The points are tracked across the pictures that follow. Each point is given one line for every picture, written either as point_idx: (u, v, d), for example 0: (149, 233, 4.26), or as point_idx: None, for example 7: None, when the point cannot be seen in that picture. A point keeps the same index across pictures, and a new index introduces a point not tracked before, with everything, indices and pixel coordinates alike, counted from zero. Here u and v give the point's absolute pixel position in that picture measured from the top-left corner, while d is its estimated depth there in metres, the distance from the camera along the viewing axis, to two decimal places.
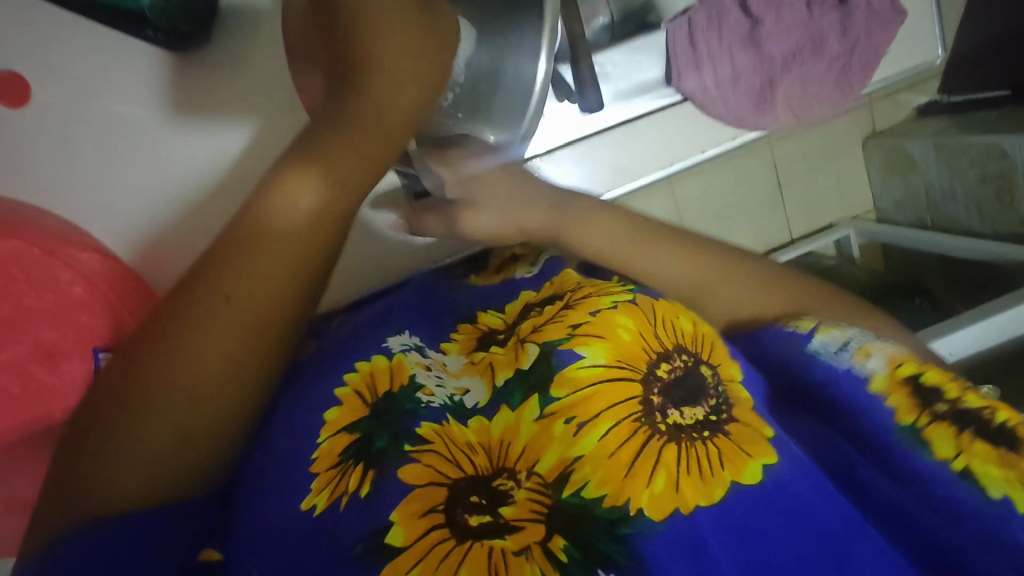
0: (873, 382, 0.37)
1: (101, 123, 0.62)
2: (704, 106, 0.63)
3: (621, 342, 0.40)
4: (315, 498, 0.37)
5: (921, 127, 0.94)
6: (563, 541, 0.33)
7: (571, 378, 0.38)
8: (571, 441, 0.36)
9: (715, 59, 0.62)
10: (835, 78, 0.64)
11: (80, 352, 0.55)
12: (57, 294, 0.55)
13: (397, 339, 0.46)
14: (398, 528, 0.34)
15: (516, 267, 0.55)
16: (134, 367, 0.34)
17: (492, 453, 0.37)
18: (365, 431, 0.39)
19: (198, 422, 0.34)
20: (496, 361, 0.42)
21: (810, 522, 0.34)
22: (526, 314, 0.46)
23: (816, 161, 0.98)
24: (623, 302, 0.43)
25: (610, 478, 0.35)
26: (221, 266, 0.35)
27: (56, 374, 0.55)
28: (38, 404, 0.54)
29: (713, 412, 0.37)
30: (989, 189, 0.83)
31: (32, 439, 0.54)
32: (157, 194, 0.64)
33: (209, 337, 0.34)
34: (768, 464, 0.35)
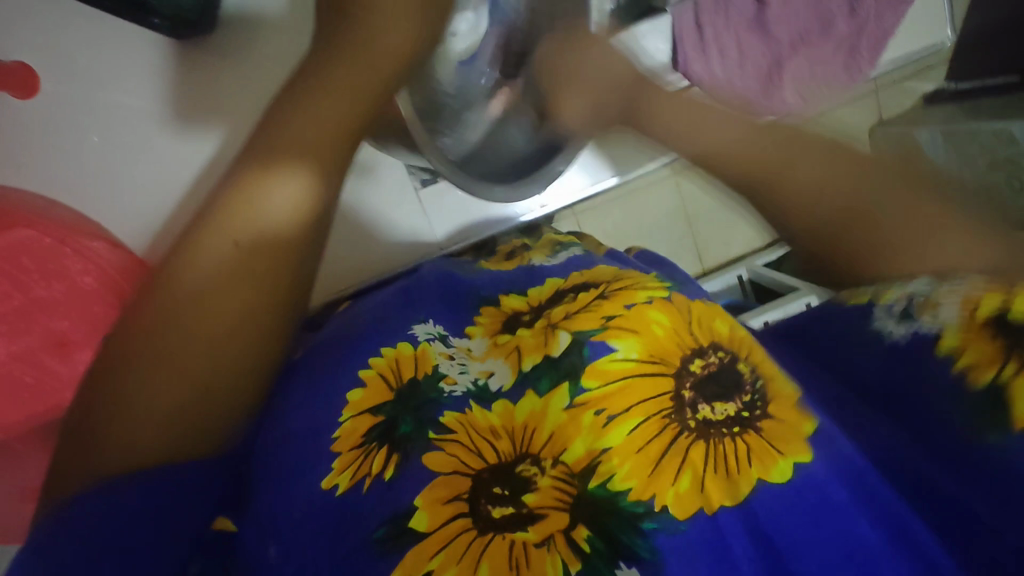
0: (942, 343, 0.38)
1: (108, 117, 0.62)
2: (715, 91, 0.62)
3: (654, 336, 0.41)
4: (336, 478, 0.38)
5: (929, 114, 0.92)
6: (586, 532, 0.34)
7: (605, 371, 0.40)
8: (598, 432, 0.38)
9: (722, 43, 0.62)
10: (845, 61, 0.64)
11: (91, 342, 0.56)
12: (67, 284, 0.55)
13: (421, 329, 0.47)
14: (421, 515, 0.35)
15: (532, 254, 0.57)
16: (144, 323, 0.36)
17: (515, 437, 0.38)
18: (388, 415, 0.40)
19: (201, 372, 0.36)
20: (524, 345, 0.43)
21: (838, 529, 0.35)
22: (556, 299, 0.47)
23: None
24: (657, 298, 0.44)
25: (637, 472, 0.36)
26: (222, 220, 0.39)
27: (66, 363, 0.55)
28: (49, 393, 0.55)
29: (746, 409, 0.38)
30: (1000, 175, 0.82)
31: (43, 428, 0.55)
32: (166, 186, 0.64)
33: (211, 292, 0.36)
34: (800, 462, 0.37)
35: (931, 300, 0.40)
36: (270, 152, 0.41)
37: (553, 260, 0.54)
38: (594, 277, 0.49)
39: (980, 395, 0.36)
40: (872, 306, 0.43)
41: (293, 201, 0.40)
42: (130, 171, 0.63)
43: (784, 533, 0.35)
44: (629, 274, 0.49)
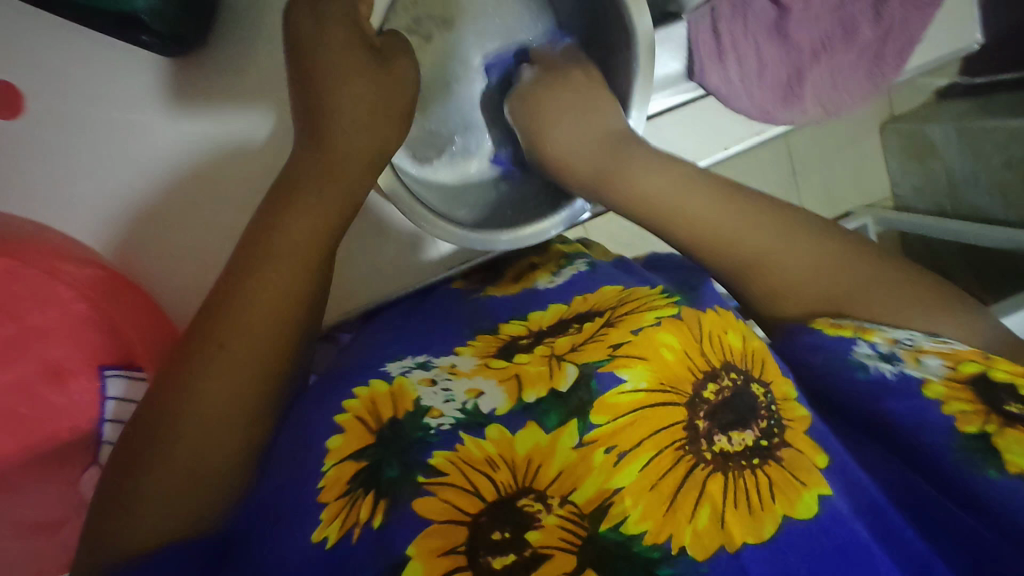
0: (929, 387, 0.39)
1: (104, 133, 0.56)
2: (728, 100, 0.59)
3: (665, 362, 0.40)
4: (326, 530, 0.35)
5: (942, 112, 0.96)
6: (594, 575, 0.33)
7: (614, 404, 0.38)
8: (611, 471, 0.36)
9: (739, 50, 0.58)
10: (866, 66, 0.61)
11: (86, 370, 0.54)
12: (60, 310, 0.52)
13: (396, 364, 0.45)
14: (416, 561, 0.33)
15: (537, 276, 0.55)
16: (150, 422, 0.36)
17: (516, 471, 0.36)
18: (372, 459, 0.37)
19: (213, 453, 0.36)
20: (524, 374, 0.41)
21: (866, 566, 0.35)
22: (560, 327, 0.45)
23: (833, 146, 1.03)
24: (667, 317, 0.42)
25: (652, 512, 0.35)
26: (220, 302, 0.38)
27: (61, 393, 0.54)
28: (44, 423, 0.54)
29: (764, 437, 0.38)
30: (1014, 174, 0.86)
31: (42, 459, 0.54)
32: (139, 197, 0.57)
33: (216, 374, 0.36)
34: (824, 494, 0.36)
35: (917, 351, 0.41)
36: (263, 233, 0.40)
37: (557, 279, 0.52)
38: (598, 302, 0.47)
39: (971, 441, 0.37)
40: (853, 339, 0.42)
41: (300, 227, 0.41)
42: (132, 189, 0.57)
43: (809, 572, 0.34)
44: (635, 292, 0.47)
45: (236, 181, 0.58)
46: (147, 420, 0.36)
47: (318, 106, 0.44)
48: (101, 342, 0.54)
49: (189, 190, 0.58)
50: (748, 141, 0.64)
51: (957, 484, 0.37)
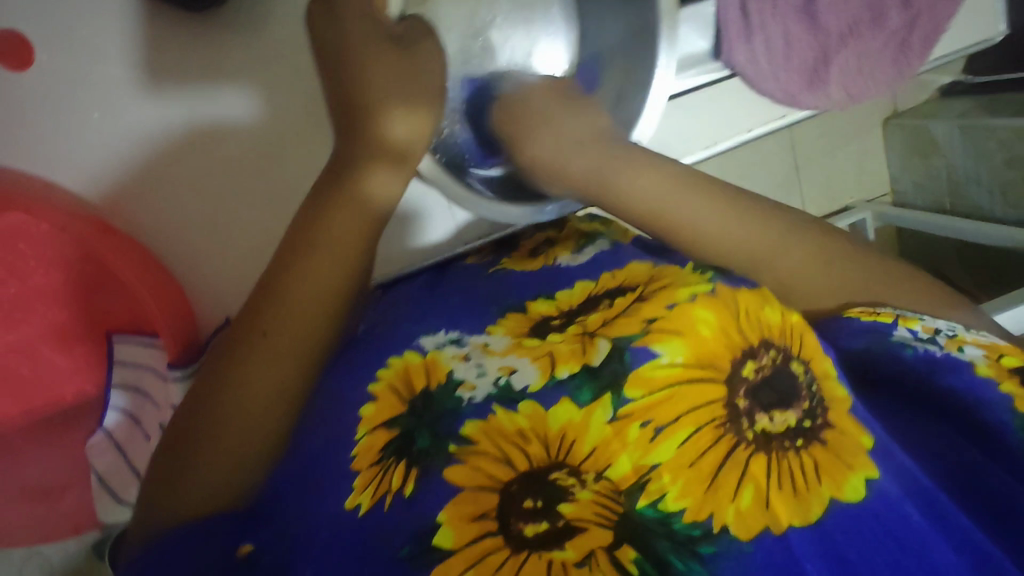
0: (977, 368, 0.39)
1: (109, 90, 0.53)
2: (755, 82, 0.59)
3: (701, 337, 0.38)
4: (359, 497, 0.35)
5: (945, 109, 0.96)
6: (632, 552, 0.31)
7: (649, 378, 0.36)
8: (647, 446, 0.34)
9: (767, 31, 0.58)
10: (893, 54, 0.61)
11: (92, 333, 0.53)
12: (65, 271, 0.51)
13: (429, 339, 0.43)
14: (446, 530, 0.32)
15: (557, 252, 0.53)
16: (195, 403, 0.36)
17: (548, 445, 0.35)
18: (404, 428, 0.37)
19: (249, 437, 0.36)
20: (557, 352, 0.39)
21: (920, 552, 0.33)
22: (592, 304, 0.44)
23: (837, 141, 0.98)
24: (702, 293, 0.40)
25: (693, 490, 0.33)
26: (265, 292, 0.38)
27: (65, 355, 0.53)
28: (47, 387, 0.53)
29: (808, 417, 0.36)
30: (1016, 173, 0.86)
31: (47, 421, 0.53)
32: (143, 154, 0.55)
33: (257, 363, 0.36)
34: (871, 478, 0.35)
35: (958, 340, 0.41)
36: (304, 225, 0.39)
37: (579, 257, 0.51)
38: (629, 278, 0.46)
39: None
40: None
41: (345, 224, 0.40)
42: (137, 149, 0.55)
43: (863, 557, 0.32)
44: (665, 270, 0.46)
45: (251, 149, 0.57)
46: (193, 404, 0.36)
47: (353, 94, 0.43)
48: (109, 305, 0.53)
49: (200, 154, 0.56)
50: (771, 125, 0.63)
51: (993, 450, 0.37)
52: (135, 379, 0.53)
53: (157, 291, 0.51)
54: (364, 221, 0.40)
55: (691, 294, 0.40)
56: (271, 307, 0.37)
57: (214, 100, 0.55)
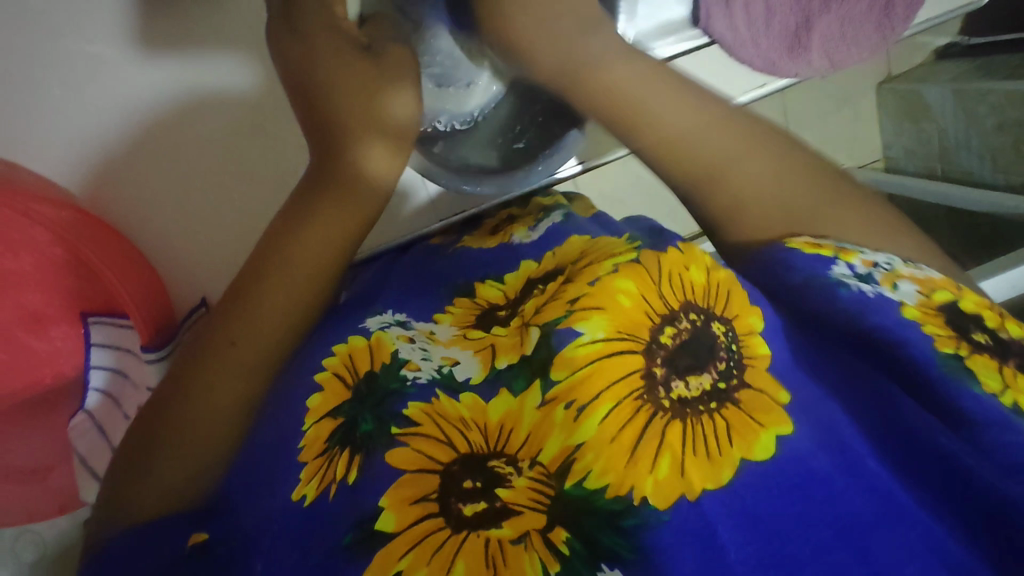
0: (905, 308, 0.34)
1: (74, 66, 0.52)
2: (733, 49, 0.59)
3: (622, 308, 0.36)
4: (305, 487, 0.35)
5: (937, 72, 0.94)
6: (564, 533, 0.31)
7: (570, 360, 0.35)
8: (572, 426, 0.33)
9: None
10: (876, 18, 0.61)
11: (67, 316, 0.53)
12: (36, 254, 0.51)
13: (374, 321, 0.43)
14: (388, 515, 0.32)
15: (514, 229, 0.53)
16: (158, 413, 0.37)
17: (488, 433, 0.35)
18: (348, 415, 0.37)
19: (210, 444, 0.36)
20: (498, 344, 0.39)
21: (826, 502, 0.31)
22: (527, 292, 0.43)
23: (827, 107, 0.95)
24: (625, 263, 0.38)
25: (613, 466, 0.32)
26: (229, 315, 0.38)
27: (44, 338, 0.53)
28: (28, 370, 0.53)
29: (722, 380, 0.34)
30: (1007, 137, 0.86)
31: (26, 404, 0.54)
32: (107, 132, 0.54)
33: (221, 376, 0.37)
34: (782, 435, 0.32)
35: (894, 275, 0.36)
36: (277, 233, 0.40)
37: (534, 232, 0.50)
38: (566, 259, 0.44)
39: (954, 362, 0.32)
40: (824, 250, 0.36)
41: (317, 230, 0.40)
42: (103, 127, 0.54)
43: (771, 513, 0.31)
44: (598, 244, 0.44)
45: (216, 123, 0.55)
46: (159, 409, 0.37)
47: (304, 84, 0.42)
48: (80, 288, 0.53)
49: (167, 130, 0.55)
50: (752, 94, 0.63)
51: (943, 401, 0.32)
52: (121, 364, 0.53)
53: (121, 270, 0.51)
54: (339, 235, 0.40)
55: (613, 265, 0.39)
56: (243, 316, 0.38)
57: (181, 76, 0.54)
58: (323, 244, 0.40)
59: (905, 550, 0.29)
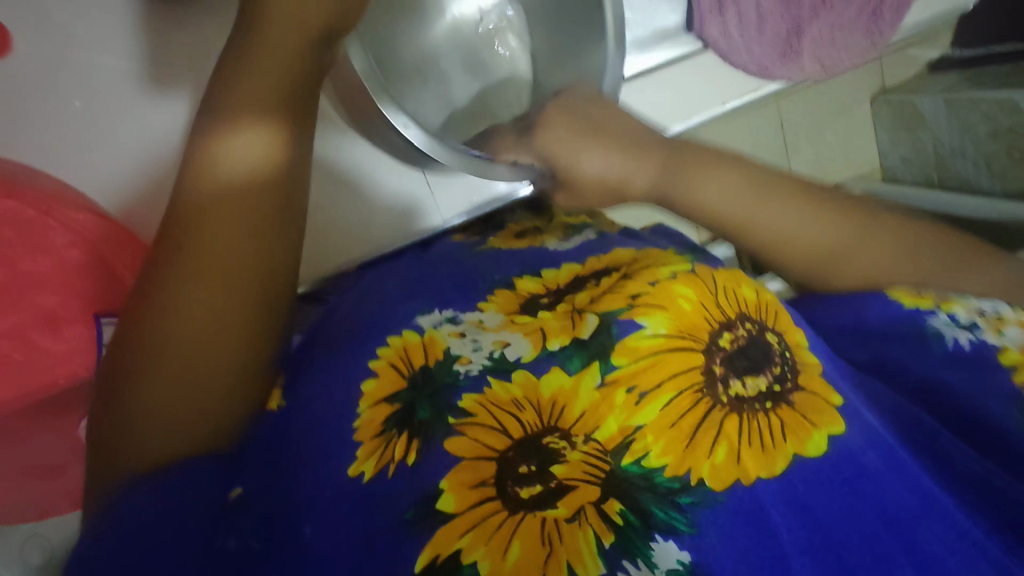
0: (1006, 353, 0.43)
1: (91, 79, 0.54)
2: (727, 55, 0.63)
3: (683, 312, 0.38)
4: (362, 465, 0.35)
5: (932, 83, 0.95)
6: (618, 505, 0.33)
7: (634, 348, 0.36)
8: (632, 409, 0.35)
9: (738, 5, 0.62)
10: (864, 24, 0.67)
11: (82, 318, 0.54)
12: (53, 257, 0.52)
13: (426, 318, 0.42)
14: (447, 495, 0.33)
15: (545, 238, 0.52)
16: (131, 362, 0.37)
17: (542, 412, 0.35)
18: (405, 401, 0.37)
19: (201, 382, 0.37)
20: (548, 327, 0.39)
21: (875, 495, 0.35)
22: (578, 284, 0.43)
23: (824, 117, 0.96)
24: (682, 271, 0.41)
25: (673, 448, 0.34)
26: (175, 246, 0.37)
27: (57, 339, 0.54)
28: (42, 371, 0.53)
29: (777, 383, 0.37)
30: (1000, 145, 0.87)
31: (41, 406, 0.54)
32: (132, 148, 0.57)
33: (190, 310, 0.36)
34: (834, 434, 0.36)
35: (999, 321, 0.44)
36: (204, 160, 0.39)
37: (567, 244, 0.50)
38: (615, 261, 0.45)
39: None
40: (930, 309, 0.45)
41: (251, 156, 0.39)
42: (121, 141, 0.56)
43: (823, 503, 0.34)
44: (647, 253, 0.46)
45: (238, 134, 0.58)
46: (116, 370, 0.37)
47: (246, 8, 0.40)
48: (99, 291, 0.55)
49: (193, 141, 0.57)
50: (746, 97, 0.67)
51: (980, 425, 0.41)
52: None
53: None
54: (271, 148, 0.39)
55: (670, 271, 0.41)
56: (184, 252, 0.37)
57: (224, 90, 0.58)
58: (247, 176, 0.38)
59: (944, 537, 0.34)
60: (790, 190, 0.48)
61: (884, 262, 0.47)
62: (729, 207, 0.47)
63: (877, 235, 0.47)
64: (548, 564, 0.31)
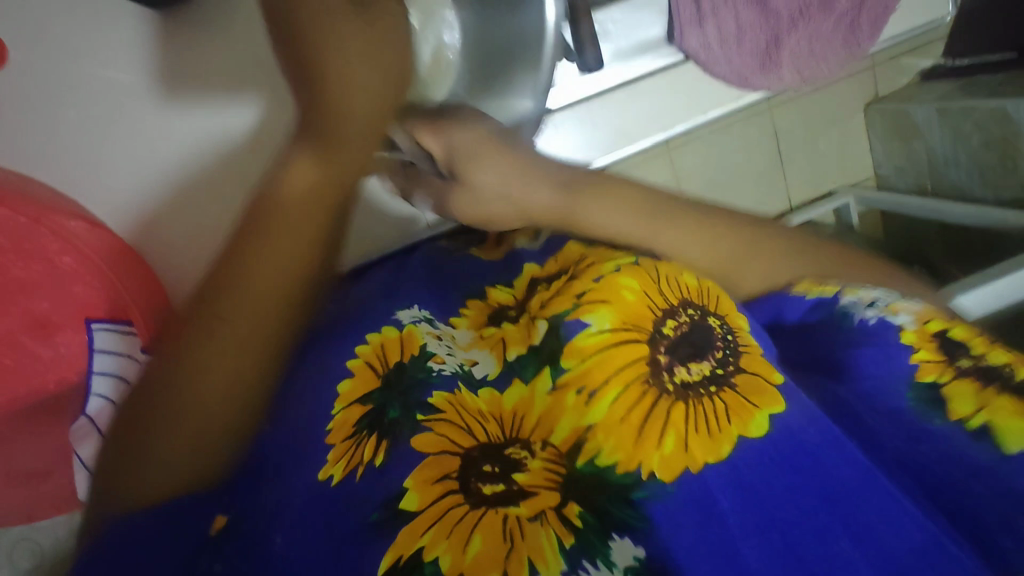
0: (904, 333, 0.42)
1: (107, 102, 0.61)
2: (707, 65, 0.67)
3: (627, 303, 0.39)
4: (332, 469, 0.36)
5: (924, 92, 0.95)
6: (578, 508, 0.33)
7: (582, 348, 0.37)
8: (584, 409, 0.35)
9: (718, 17, 0.65)
10: (842, 35, 0.70)
11: (73, 323, 0.55)
12: (46, 263, 0.53)
13: (405, 314, 0.45)
14: (411, 494, 0.34)
15: (518, 237, 0.53)
16: (146, 398, 0.36)
17: (505, 424, 0.36)
18: (377, 402, 0.38)
19: (214, 426, 0.36)
20: (509, 338, 0.41)
21: (815, 474, 0.35)
22: (533, 289, 0.45)
23: (816, 126, 0.97)
24: (626, 264, 0.42)
25: (623, 445, 0.34)
26: (219, 284, 0.37)
27: (47, 344, 0.55)
28: (30, 375, 0.54)
29: (719, 366, 0.37)
30: (993, 155, 0.86)
31: (29, 411, 0.54)
32: (141, 166, 0.63)
33: (222, 354, 0.36)
34: (775, 413, 0.36)
35: (887, 307, 0.44)
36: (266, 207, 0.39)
37: (536, 245, 0.51)
38: (565, 262, 0.46)
39: (923, 390, 0.41)
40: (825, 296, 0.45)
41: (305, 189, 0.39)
42: (134, 161, 0.63)
43: (765, 482, 0.34)
44: (595, 249, 0.46)
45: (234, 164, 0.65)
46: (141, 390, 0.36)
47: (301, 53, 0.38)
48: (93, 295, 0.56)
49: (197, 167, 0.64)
50: (728, 106, 0.70)
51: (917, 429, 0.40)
52: (120, 368, 0.57)
53: None
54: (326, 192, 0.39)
55: (614, 266, 0.42)
56: (231, 292, 0.37)
57: (229, 114, 0.64)
58: (299, 207, 0.39)
59: (885, 511, 0.34)
60: (625, 197, 0.48)
61: (778, 267, 0.48)
62: (621, 231, 0.47)
63: (781, 258, 0.48)
64: (510, 561, 0.31)
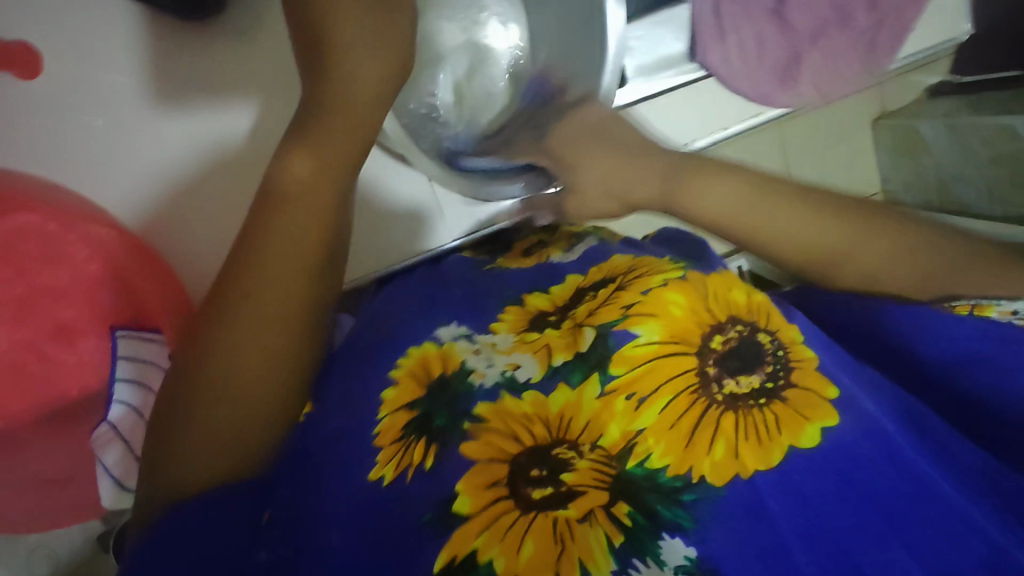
0: None
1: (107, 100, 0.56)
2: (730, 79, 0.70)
3: (675, 317, 0.38)
4: (382, 469, 0.37)
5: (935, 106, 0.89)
6: (626, 507, 0.33)
7: (630, 357, 0.37)
8: (632, 415, 0.36)
9: (739, 35, 0.69)
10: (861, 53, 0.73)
11: (96, 329, 0.56)
12: (70, 270, 0.55)
13: (446, 331, 0.43)
14: (464, 497, 0.34)
15: (550, 250, 0.52)
16: (183, 379, 0.39)
17: (550, 424, 0.36)
18: (423, 409, 0.38)
19: (254, 400, 0.39)
20: (553, 344, 0.40)
21: (866, 485, 0.35)
22: (578, 297, 0.44)
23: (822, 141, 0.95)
24: (672, 279, 0.41)
25: (672, 448, 0.35)
26: (237, 272, 0.39)
27: (71, 351, 0.56)
28: (54, 383, 0.56)
29: (769, 380, 0.37)
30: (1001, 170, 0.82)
31: (52, 417, 0.56)
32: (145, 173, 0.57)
33: (246, 337, 0.38)
34: (828, 427, 0.36)
35: None
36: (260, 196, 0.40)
37: (571, 254, 0.50)
38: (613, 271, 0.45)
39: None
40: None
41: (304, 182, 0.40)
42: (134, 165, 0.57)
43: (819, 494, 0.34)
44: (644, 260, 0.45)
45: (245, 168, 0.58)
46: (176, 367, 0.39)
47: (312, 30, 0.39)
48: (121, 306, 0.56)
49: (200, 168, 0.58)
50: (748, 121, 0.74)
51: None
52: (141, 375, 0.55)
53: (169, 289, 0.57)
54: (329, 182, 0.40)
55: (663, 279, 0.41)
56: (248, 275, 0.39)
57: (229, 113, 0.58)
58: (300, 195, 0.40)
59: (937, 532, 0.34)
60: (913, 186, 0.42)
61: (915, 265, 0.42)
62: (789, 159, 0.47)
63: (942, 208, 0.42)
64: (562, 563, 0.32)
